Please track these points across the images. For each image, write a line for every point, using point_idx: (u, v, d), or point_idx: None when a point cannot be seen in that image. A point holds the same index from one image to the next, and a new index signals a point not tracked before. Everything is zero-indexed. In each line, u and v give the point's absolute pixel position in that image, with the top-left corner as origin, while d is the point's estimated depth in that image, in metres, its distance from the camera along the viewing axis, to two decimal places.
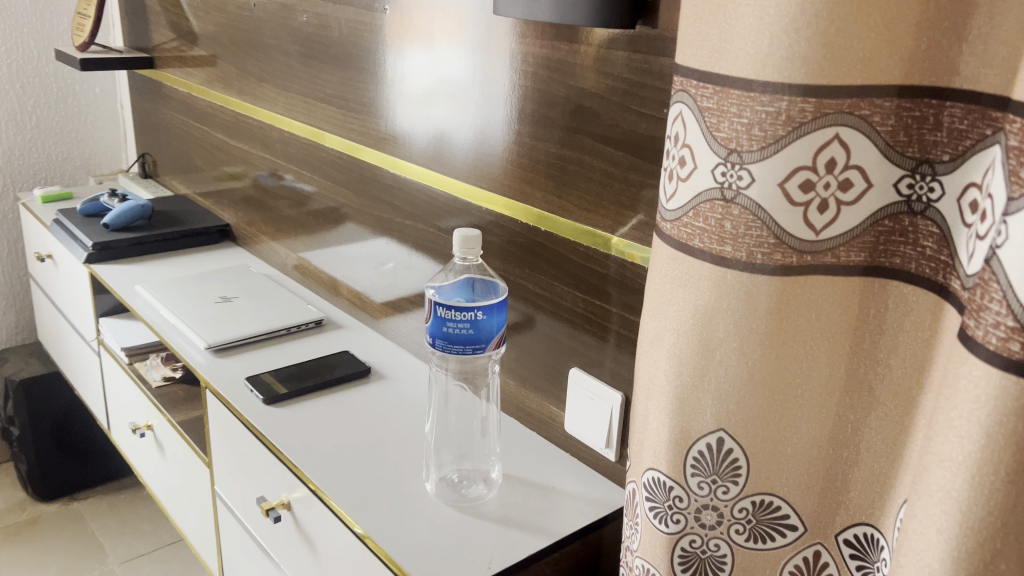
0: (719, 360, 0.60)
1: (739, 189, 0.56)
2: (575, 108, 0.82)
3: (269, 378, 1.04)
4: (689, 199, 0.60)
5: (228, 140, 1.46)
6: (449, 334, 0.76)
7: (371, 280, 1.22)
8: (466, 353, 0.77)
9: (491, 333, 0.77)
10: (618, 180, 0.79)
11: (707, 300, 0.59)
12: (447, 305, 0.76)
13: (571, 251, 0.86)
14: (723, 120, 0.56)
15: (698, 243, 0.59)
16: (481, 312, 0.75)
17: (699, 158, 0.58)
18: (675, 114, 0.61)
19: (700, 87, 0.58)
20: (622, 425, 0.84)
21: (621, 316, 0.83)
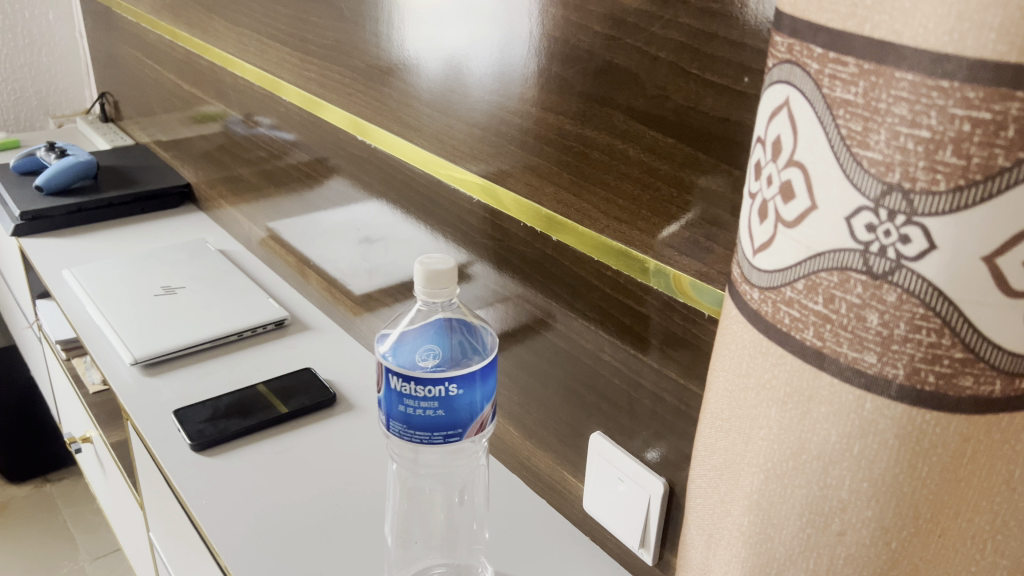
0: (835, 536, 0.35)
1: (900, 258, 0.28)
2: (601, 67, 0.54)
3: (262, 391, 0.84)
4: (795, 259, 0.32)
5: (182, 83, 1.21)
6: (407, 415, 0.52)
7: (343, 268, 0.97)
8: (433, 442, 0.53)
9: (470, 414, 0.53)
10: (667, 181, 0.52)
11: (825, 441, 0.33)
12: (404, 375, 0.51)
13: (595, 275, 0.60)
14: (875, 125, 0.28)
15: (808, 337, 0.33)
16: (454, 386, 0.51)
17: (818, 192, 0.30)
18: (772, 106, 0.32)
19: (831, 60, 0.29)
20: (663, 522, 0.60)
21: (663, 375, 0.57)
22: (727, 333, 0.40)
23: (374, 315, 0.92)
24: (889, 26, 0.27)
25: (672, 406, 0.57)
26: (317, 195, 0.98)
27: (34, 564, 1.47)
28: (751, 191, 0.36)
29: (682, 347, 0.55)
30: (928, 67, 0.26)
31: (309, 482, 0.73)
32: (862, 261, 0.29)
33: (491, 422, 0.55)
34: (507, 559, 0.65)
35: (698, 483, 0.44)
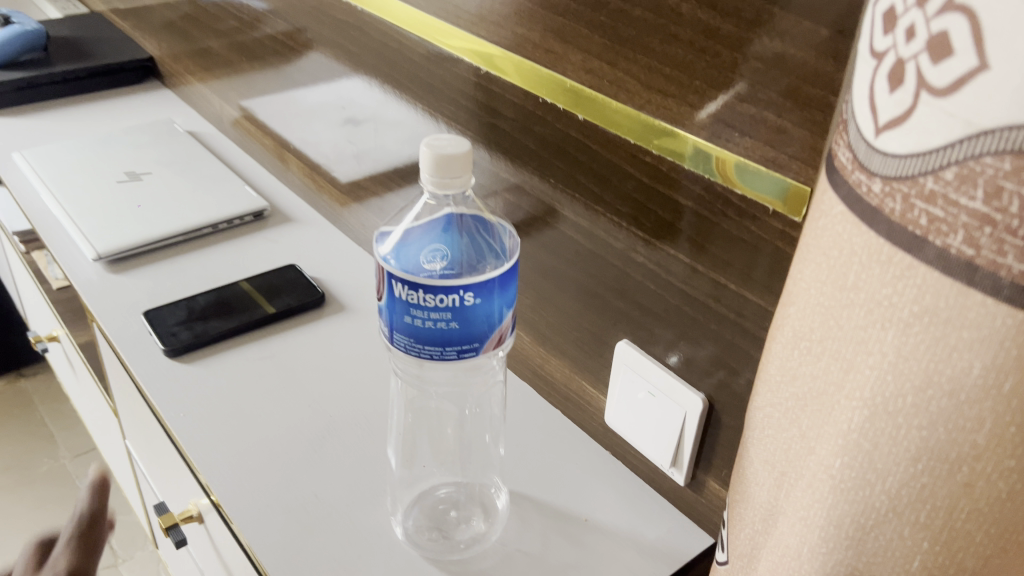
0: (959, 487, 0.29)
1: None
2: None
3: (245, 289, 0.76)
4: (943, 139, 0.26)
5: None
6: (416, 326, 0.47)
7: (325, 152, 0.87)
8: (445, 358, 0.48)
9: (487, 325, 0.48)
10: (728, 45, 0.44)
11: (964, 375, 0.27)
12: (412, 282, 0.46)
13: (629, 161, 0.51)
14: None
15: (954, 244, 0.26)
16: (470, 295, 0.46)
17: (992, 48, 0.24)
18: None
19: None
20: (700, 442, 0.54)
21: (707, 280, 0.49)
22: (823, 230, 0.32)
23: (363, 206, 0.83)
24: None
25: (717, 315, 0.50)
26: (296, 68, 0.87)
27: (11, 463, 1.42)
28: (874, 50, 0.28)
29: (733, 247, 0.47)
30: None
31: (297, 391, 0.66)
32: None
33: (511, 335, 0.51)
34: (524, 480, 0.60)
35: (764, 411, 0.38)
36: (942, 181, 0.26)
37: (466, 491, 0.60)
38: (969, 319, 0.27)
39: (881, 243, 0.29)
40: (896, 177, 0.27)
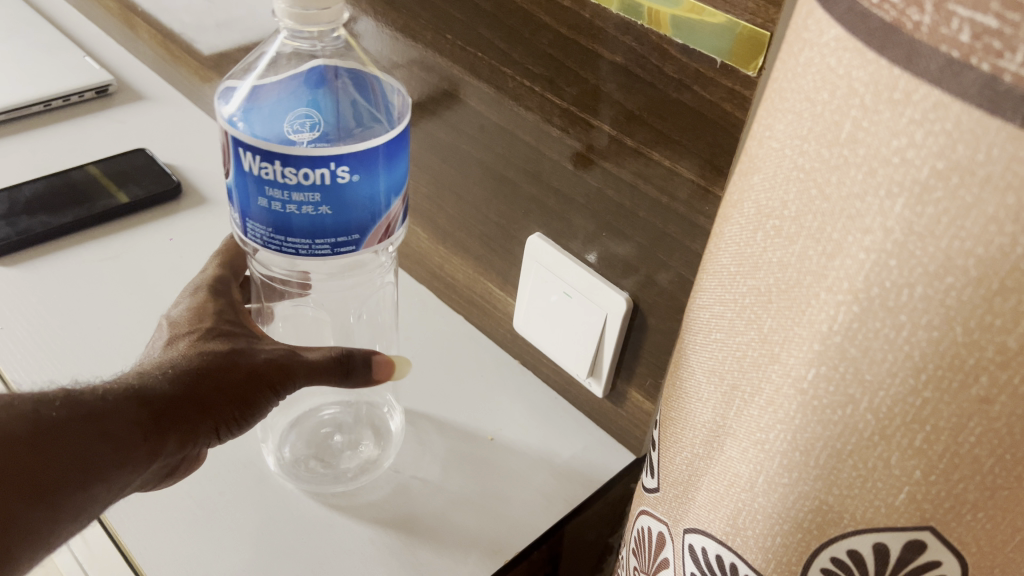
0: (975, 405, 0.22)
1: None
2: None
3: (93, 173, 0.64)
4: None
5: None
6: (277, 212, 0.43)
7: (180, 17, 0.74)
8: (318, 252, 0.44)
9: (371, 215, 0.44)
10: None
11: (1001, 257, 0.20)
12: (267, 155, 0.42)
13: (544, 8, 0.41)
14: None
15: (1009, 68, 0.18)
16: (339, 168, 0.41)
17: None
18: None
19: None
20: (621, 348, 0.47)
21: (634, 156, 0.41)
22: (807, 66, 0.24)
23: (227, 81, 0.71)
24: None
25: (645, 199, 0.42)
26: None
27: None
28: None
29: (668, 113, 0.38)
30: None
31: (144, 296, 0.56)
32: None
33: (398, 228, 0.47)
34: (418, 403, 0.57)
35: (712, 312, 0.30)
36: None
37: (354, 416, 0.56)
38: (1020, 177, 0.19)
39: (896, 74, 0.21)
40: None
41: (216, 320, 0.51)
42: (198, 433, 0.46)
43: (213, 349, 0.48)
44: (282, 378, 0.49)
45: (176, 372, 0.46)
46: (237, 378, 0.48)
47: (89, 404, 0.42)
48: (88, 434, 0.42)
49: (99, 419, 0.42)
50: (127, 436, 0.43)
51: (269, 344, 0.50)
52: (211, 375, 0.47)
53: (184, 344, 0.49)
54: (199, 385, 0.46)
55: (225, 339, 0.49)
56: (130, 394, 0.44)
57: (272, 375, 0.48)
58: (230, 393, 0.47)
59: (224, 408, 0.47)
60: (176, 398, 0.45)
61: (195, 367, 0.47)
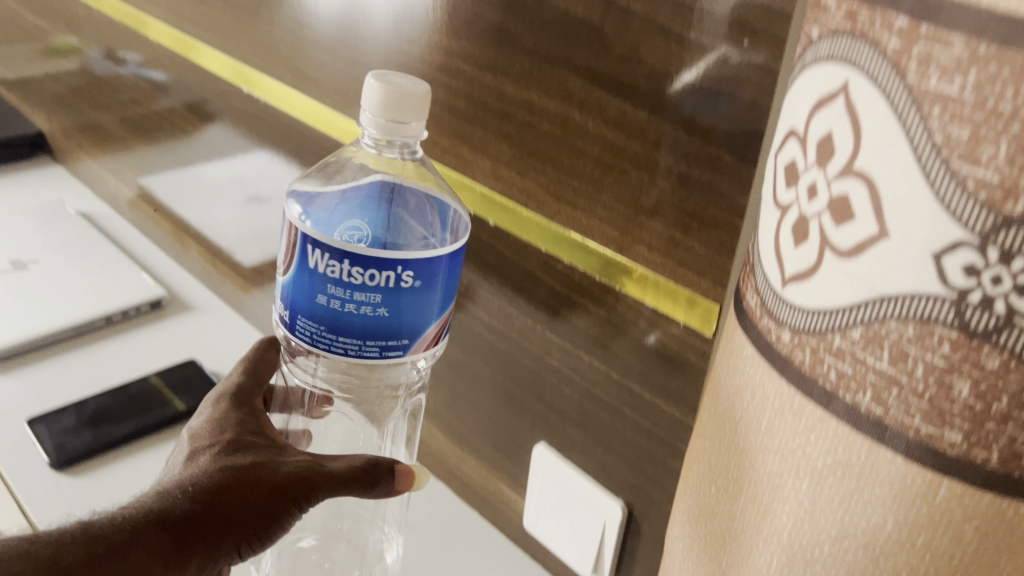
0: None
1: (1012, 313, 0.23)
2: (553, 15, 0.44)
3: (152, 384, 0.72)
4: (847, 299, 0.26)
5: (26, 12, 1.05)
6: (335, 310, 0.48)
7: (226, 240, 0.84)
8: (366, 353, 0.49)
9: (417, 323, 0.50)
10: (634, 163, 0.43)
11: (877, 530, 0.27)
12: (336, 255, 0.47)
13: (543, 267, 0.51)
14: (991, 135, 0.22)
15: (863, 401, 0.26)
16: (404, 270, 0.47)
17: (891, 218, 0.24)
18: (821, 105, 0.26)
19: (925, 39, 0.23)
20: (619, 549, 0.53)
21: (622, 386, 0.49)
22: (735, 370, 0.32)
23: (263, 292, 0.81)
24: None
25: (632, 422, 0.49)
26: (192, 150, 0.85)
27: None
28: (778, 201, 0.29)
29: (647, 356, 0.47)
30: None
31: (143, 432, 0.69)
32: (958, 311, 0.23)
33: (440, 337, 0.52)
34: None
35: (683, 541, 0.37)
36: (848, 341, 0.26)
37: (344, 560, 0.64)
38: (881, 476, 0.26)
39: (791, 393, 0.29)
40: (804, 330, 0.28)
41: (238, 431, 0.52)
42: (222, 553, 0.47)
43: (233, 464, 0.49)
44: (304, 490, 0.49)
45: (196, 492, 0.46)
46: (261, 492, 0.48)
47: (105, 536, 0.43)
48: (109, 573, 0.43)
49: (119, 554, 0.43)
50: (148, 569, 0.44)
51: (293, 455, 0.51)
52: (233, 491, 0.47)
53: (206, 459, 0.49)
54: (220, 502, 0.47)
55: (245, 453, 0.50)
56: (152, 522, 0.45)
57: (296, 488, 0.48)
58: (254, 510, 0.48)
59: (247, 525, 0.47)
60: (196, 516, 0.46)
61: (216, 486, 0.47)
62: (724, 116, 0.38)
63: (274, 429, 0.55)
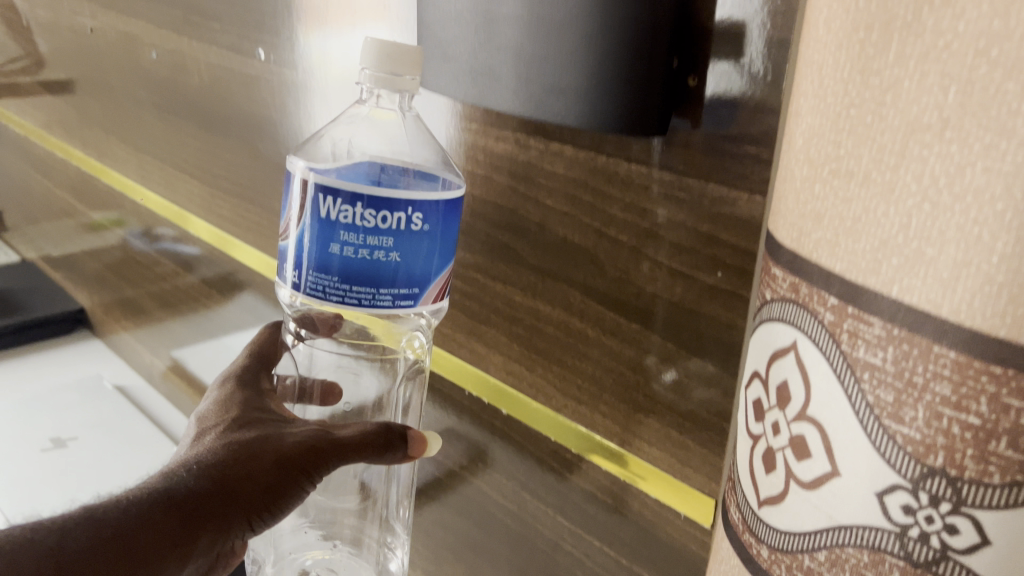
0: None
1: (946, 550, 0.26)
2: (552, 240, 0.52)
3: None
4: (812, 526, 0.30)
5: (76, 201, 1.15)
6: (347, 255, 0.52)
7: None
8: (379, 303, 0.52)
9: (425, 273, 0.54)
10: (630, 367, 0.50)
11: None
12: (347, 201, 0.51)
13: (552, 455, 0.58)
14: (910, 401, 0.26)
15: None
16: (413, 210, 0.51)
17: (840, 459, 0.29)
18: (779, 355, 0.32)
19: (851, 316, 0.28)
20: None
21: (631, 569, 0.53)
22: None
23: None
24: (923, 293, 0.26)
25: None
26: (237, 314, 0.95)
27: None
28: (752, 430, 0.34)
29: (650, 539, 0.53)
30: (975, 346, 0.25)
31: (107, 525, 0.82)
32: (904, 544, 0.27)
33: (443, 297, 0.56)
34: None
35: None
36: (816, 562, 0.30)
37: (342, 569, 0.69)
38: None
39: None
40: (780, 549, 0.32)
41: (242, 411, 0.58)
42: (235, 524, 0.53)
43: (238, 439, 0.55)
44: (309, 458, 0.54)
45: (203, 469, 0.52)
46: (265, 463, 0.54)
47: (114, 521, 0.49)
48: (118, 559, 0.48)
49: (129, 535, 0.49)
50: (160, 544, 0.50)
51: (294, 428, 0.56)
52: (238, 465, 0.53)
53: (212, 438, 0.55)
54: (227, 475, 0.53)
55: (251, 428, 0.56)
56: (163, 501, 0.51)
57: (300, 457, 0.54)
58: (259, 483, 0.53)
59: (254, 496, 0.53)
60: (201, 495, 0.52)
61: (223, 460, 0.53)
62: (704, 330, 0.45)
63: (277, 407, 0.61)
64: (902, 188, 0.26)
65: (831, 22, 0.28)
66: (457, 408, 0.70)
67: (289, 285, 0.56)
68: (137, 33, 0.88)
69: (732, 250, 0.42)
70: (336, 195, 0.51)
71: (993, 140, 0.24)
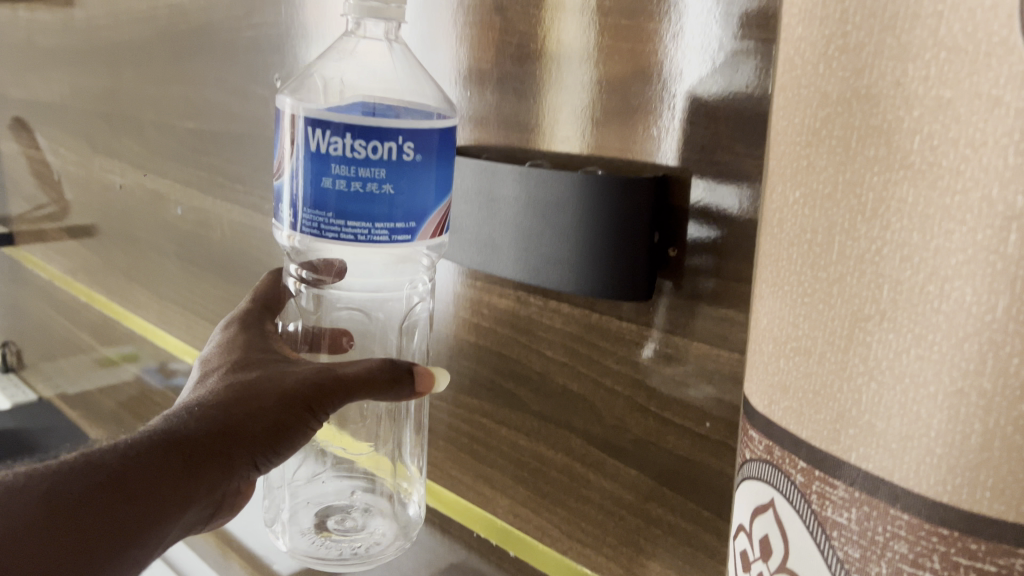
0: None
1: None
2: (554, 390, 0.60)
3: None
4: None
5: (96, 343, 1.21)
6: (340, 188, 0.53)
7: None
8: (375, 236, 0.53)
9: (423, 207, 0.55)
10: (632, 510, 0.56)
11: None
12: (337, 133, 0.53)
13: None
14: (874, 558, 0.30)
15: None
16: (404, 140, 0.53)
17: None
18: (759, 512, 0.35)
19: (818, 477, 0.32)
20: None
21: None
22: None
23: None
24: (877, 460, 0.29)
25: None
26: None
27: None
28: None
29: None
30: (927, 511, 0.28)
31: None
32: None
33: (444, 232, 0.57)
34: None
35: None
36: None
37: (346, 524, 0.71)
38: None
39: None
40: None
41: (243, 353, 0.60)
42: (238, 461, 0.54)
43: (240, 381, 0.56)
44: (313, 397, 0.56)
45: (205, 413, 0.54)
46: (269, 403, 0.55)
47: (117, 462, 0.49)
48: (119, 500, 0.48)
49: (131, 473, 0.49)
50: (164, 482, 0.50)
51: (296, 367, 0.58)
52: (241, 405, 0.55)
53: (214, 380, 0.57)
54: (231, 415, 0.54)
55: (254, 369, 0.58)
56: (165, 441, 0.51)
57: (306, 395, 0.56)
58: (263, 422, 0.55)
59: (258, 436, 0.55)
60: (204, 434, 0.53)
61: (228, 399, 0.55)
62: (692, 470, 0.52)
63: (280, 347, 0.63)
64: (851, 367, 0.30)
65: (783, 221, 0.33)
66: (465, 544, 0.72)
67: (285, 226, 0.57)
68: (165, 191, 0.96)
69: (716, 403, 0.50)
70: (330, 129, 0.53)
71: (922, 331, 0.28)
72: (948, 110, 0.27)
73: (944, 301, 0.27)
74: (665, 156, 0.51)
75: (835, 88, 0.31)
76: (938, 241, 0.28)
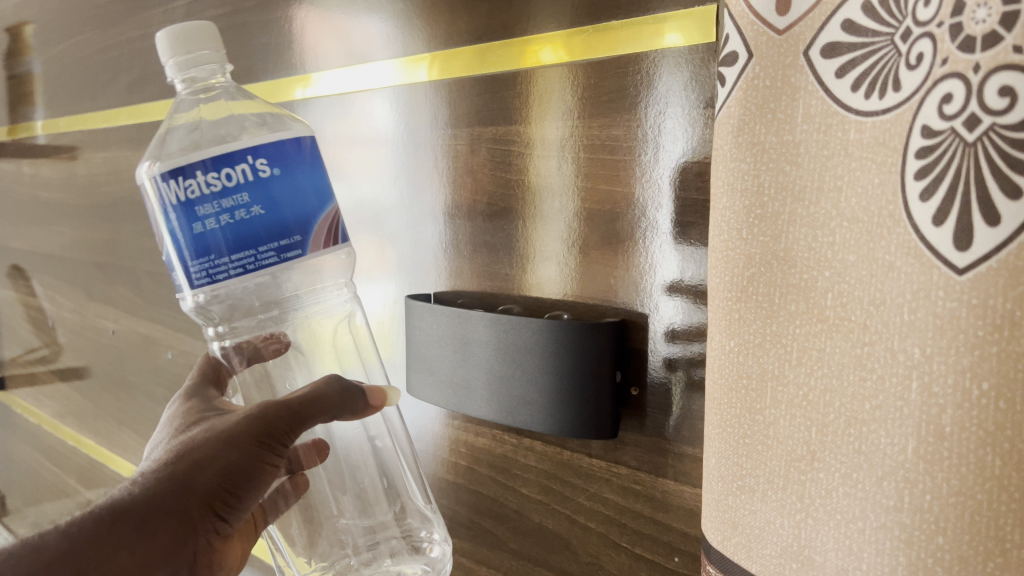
0: None
1: None
2: (530, 528, 0.62)
3: None
4: None
5: (80, 486, 1.23)
6: (212, 230, 0.47)
7: None
8: (267, 261, 0.48)
9: (304, 218, 0.50)
10: None
11: None
12: (182, 175, 0.47)
13: None
14: None
15: None
16: (252, 155, 0.47)
17: None
18: None
19: None
20: None
21: None
22: None
23: None
24: None
25: None
26: None
27: None
28: None
29: None
30: None
31: None
32: None
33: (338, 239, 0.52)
34: None
35: None
36: None
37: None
38: None
39: None
40: None
41: (190, 419, 0.54)
42: (194, 514, 0.49)
43: (181, 441, 0.51)
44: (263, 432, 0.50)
45: (147, 477, 0.48)
46: (214, 444, 0.49)
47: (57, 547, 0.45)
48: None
49: (76, 554, 0.45)
50: (113, 553, 0.46)
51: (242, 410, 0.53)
52: (185, 457, 0.49)
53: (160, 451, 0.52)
54: (175, 468, 0.49)
55: (199, 426, 0.52)
56: (105, 514, 0.47)
57: (253, 429, 0.50)
58: (213, 469, 0.49)
59: (211, 485, 0.49)
60: (146, 493, 0.47)
61: (172, 458, 0.49)
62: None
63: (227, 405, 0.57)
64: (790, 504, 0.34)
65: (721, 368, 0.36)
66: None
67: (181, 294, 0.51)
68: (154, 335, 1.00)
69: (681, 540, 0.54)
70: (175, 175, 0.47)
71: (848, 470, 0.31)
72: (853, 273, 0.31)
73: (865, 443, 0.31)
74: (627, 299, 0.56)
75: (757, 250, 0.34)
76: (854, 388, 0.31)
